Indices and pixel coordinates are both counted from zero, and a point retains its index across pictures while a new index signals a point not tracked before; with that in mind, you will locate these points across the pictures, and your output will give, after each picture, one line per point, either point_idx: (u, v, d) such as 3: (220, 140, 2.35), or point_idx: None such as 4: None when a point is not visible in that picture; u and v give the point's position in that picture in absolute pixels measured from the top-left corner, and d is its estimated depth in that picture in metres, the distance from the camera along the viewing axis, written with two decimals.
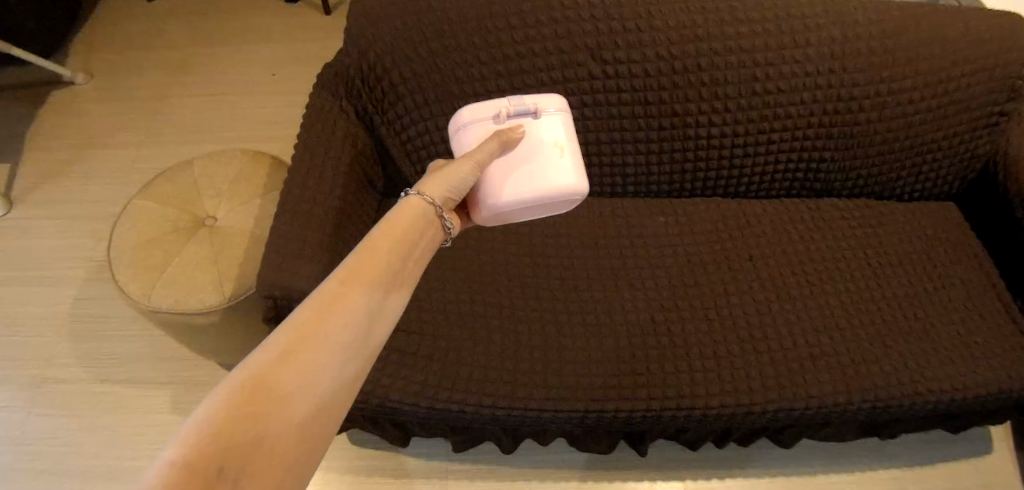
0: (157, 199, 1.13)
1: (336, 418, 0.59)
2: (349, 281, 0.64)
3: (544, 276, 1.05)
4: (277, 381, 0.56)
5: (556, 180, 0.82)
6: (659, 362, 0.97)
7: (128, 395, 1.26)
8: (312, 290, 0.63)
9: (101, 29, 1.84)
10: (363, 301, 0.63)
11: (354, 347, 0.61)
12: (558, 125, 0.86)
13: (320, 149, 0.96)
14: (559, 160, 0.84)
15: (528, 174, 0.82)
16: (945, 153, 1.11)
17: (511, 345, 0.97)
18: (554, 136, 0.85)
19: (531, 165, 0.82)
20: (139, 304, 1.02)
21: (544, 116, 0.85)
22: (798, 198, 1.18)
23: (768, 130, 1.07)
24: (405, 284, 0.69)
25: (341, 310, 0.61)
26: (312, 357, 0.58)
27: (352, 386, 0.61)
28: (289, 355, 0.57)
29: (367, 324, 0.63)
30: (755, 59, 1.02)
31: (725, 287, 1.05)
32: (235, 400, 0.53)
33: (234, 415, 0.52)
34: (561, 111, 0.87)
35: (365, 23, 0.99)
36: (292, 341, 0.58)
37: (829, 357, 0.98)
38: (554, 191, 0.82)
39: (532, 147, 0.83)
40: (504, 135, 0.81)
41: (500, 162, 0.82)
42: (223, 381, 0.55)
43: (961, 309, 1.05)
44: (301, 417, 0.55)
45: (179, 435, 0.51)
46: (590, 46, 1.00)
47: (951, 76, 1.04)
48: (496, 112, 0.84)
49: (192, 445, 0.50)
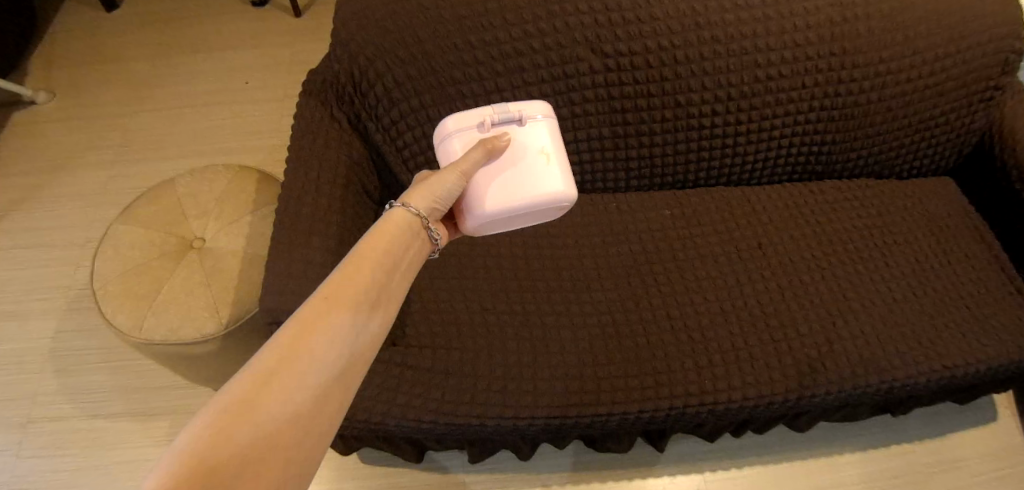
0: (139, 224, 1.06)
1: (324, 441, 0.57)
2: (334, 296, 0.62)
3: (555, 278, 1.02)
4: (261, 404, 0.53)
5: (539, 188, 0.80)
6: (680, 359, 0.94)
7: (122, 430, 1.20)
8: (296, 309, 0.61)
9: (60, 44, 1.74)
10: (348, 317, 0.61)
11: (340, 366, 0.59)
12: (543, 131, 0.83)
13: (314, 162, 0.92)
14: (544, 167, 0.81)
15: (511, 182, 0.80)
16: (942, 129, 1.11)
17: (528, 353, 0.94)
18: (538, 143, 0.82)
19: (516, 173, 0.80)
20: (131, 337, 0.97)
21: (529, 123, 0.83)
22: (801, 182, 1.16)
23: (770, 117, 1.05)
24: (392, 298, 0.67)
25: (328, 327, 0.60)
26: (297, 377, 0.56)
27: (342, 406, 0.59)
28: (272, 376, 0.55)
29: (353, 341, 0.61)
30: (756, 45, 1.00)
31: (738, 278, 1.03)
32: (217, 425, 0.51)
33: (215, 442, 0.50)
34: (547, 118, 0.85)
35: (353, 27, 0.94)
36: (277, 359, 0.56)
37: (846, 341, 0.98)
38: (539, 200, 0.80)
39: (517, 154, 0.81)
40: (488, 143, 0.79)
41: (486, 171, 0.80)
42: (202, 407, 0.52)
43: (968, 283, 1.06)
44: (288, 439, 0.53)
45: (162, 463, 0.48)
46: (589, 39, 0.96)
47: (948, 52, 1.03)
48: (479, 121, 0.83)
49: (174, 474, 0.48)
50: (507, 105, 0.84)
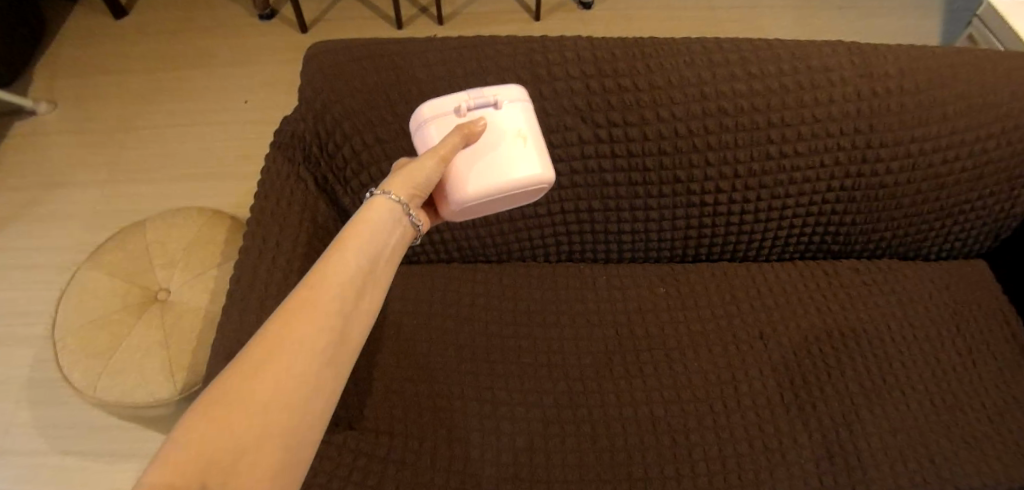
0: (105, 270, 1.02)
1: (318, 426, 0.55)
2: (320, 284, 0.59)
3: (529, 359, 0.94)
4: (252, 395, 0.51)
5: (521, 170, 0.72)
6: (660, 464, 0.86)
7: (88, 471, 1.17)
8: (281, 301, 0.58)
9: (65, 51, 1.72)
10: (335, 304, 0.59)
11: (331, 352, 0.57)
12: (519, 114, 0.76)
13: (274, 227, 0.84)
14: (524, 150, 0.74)
15: (492, 165, 0.72)
16: (978, 214, 0.99)
17: (493, 447, 0.86)
18: (515, 126, 0.75)
19: (496, 158, 0.72)
20: (85, 395, 0.93)
21: (505, 106, 0.76)
22: (815, 259, 1.07)
23: (783, 195, 0.95)
24: (380, 283, 0.64)
25: (316, 315, 0.57)
26: (287, 365, 0.54)
27: (333, 392, 0.58)
28: (263, 366, 0.53)
29: (343, 327, 0.59)
30: (770, 120, 0.90)
31: (733, 373, 0.94)
32: (209, 417, 0.49)
33: (209, 432, 0.48)
34: (523, 100, 0.77)
35: (322, 83, 0.87)
36: (265, 350, 0.54)
37: (849, 454, 0.87)
38: (519, 183, 0.72)
39: (494, 139, 0.73)
40: (464, 128, 0.71)
41: (464, 157, 0.72)
42: (195, 400, 0.50)
43: (994, 389, 0.94)
44: (283, 426, 0.52)
45: (156, 457, 0.46)
46: (580, 107, 0.89)
47: (991, 132, 0.92)
48: (453, 107, 0.75)
49: (169, 466, 0.46)
50: (480, 89, 0.77)
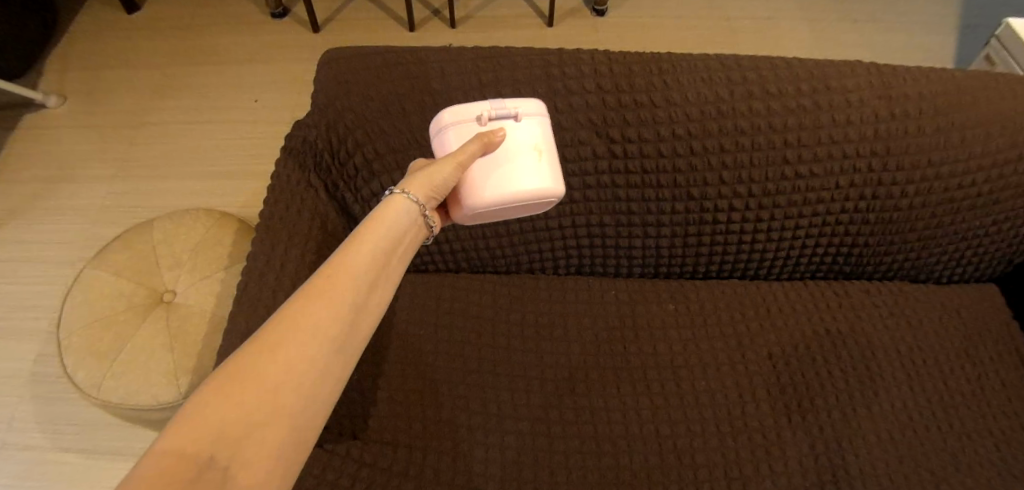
0: (112, 269, 1.02)
1: (323, 411, 0.56)
2: (336, 274, 0.59)
3: (535, 373, 0.94)
4: (264, 376, 0.52)
5: (535, 183, 0.72)
6: (663, 484, 0.85)
7: (88, 469, 1.17)
8: (297, 288, 0.59)
9: (78, 45, 1.72)
10: (349, 295, 0.59)
11: (341, 340, 0.57)
12: (537, 128, 0.75)
13: (283, 235, 0.83)
14: (538, 164, 0.73)
15: (507, 177, 0.71)
16: (993, 239, 0.98)
17: (495, 462, 0.85)
18: (532, 139, 0.74)
19: (511, 169, 0.71)
20: (89, 397, 0.93)
21: (525, 120, 0.74)
22: (826, 279, 1.06)
23: (797, 214, 0.94)
24: (393, 277, 0.64)
25: (329, 305, 0.58)
26: (298, 350, 0.55)
27: (341, 379, 0.58)
28: (275, 350, 0.54)
29: (354, 318, 0.59)
30: (786, 140, 0.89)
31: (740, 393, 0.93)
32: (221, 393, 0.51)
33: (219, 408, 0.50)
34: (541, 115, 0.76)
35: (336, 91, 0.87)
36: (279, 333, 0.55)
37: (854, 479, 0.86)
38: (529, 196, 0.72)
39: (512, 150, 0.72)
40: (485, 137, 0.70)
41: (480, 166, 0.71)
42: (210, 376, 0.52)
43: (1002, 417, 0.93)
44: (290, 409, 0.53)
45: (170, 426, 0.48)
46: (595, 121, 0.88)
47: (1008, 158, 0.91)
48: (475, 115, 0.73)
49: (178, 436, 0.47)
50: (502, 99, 0.75)
